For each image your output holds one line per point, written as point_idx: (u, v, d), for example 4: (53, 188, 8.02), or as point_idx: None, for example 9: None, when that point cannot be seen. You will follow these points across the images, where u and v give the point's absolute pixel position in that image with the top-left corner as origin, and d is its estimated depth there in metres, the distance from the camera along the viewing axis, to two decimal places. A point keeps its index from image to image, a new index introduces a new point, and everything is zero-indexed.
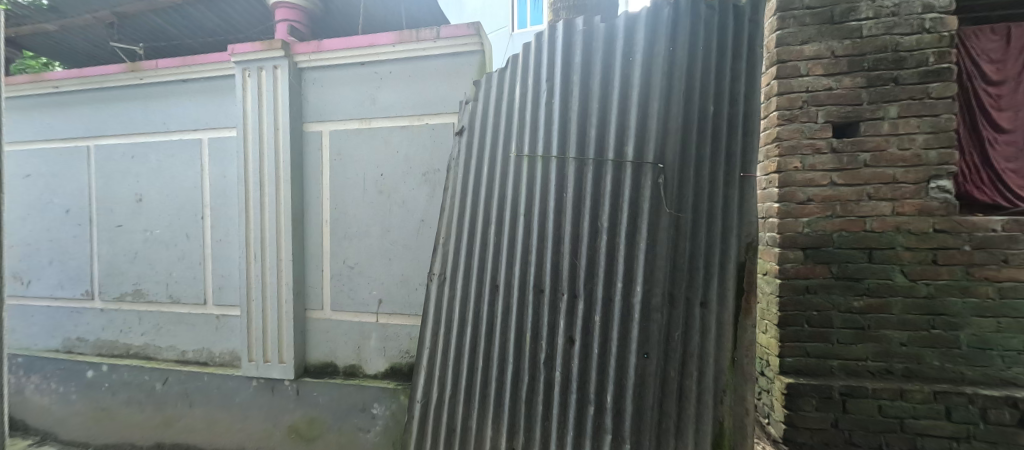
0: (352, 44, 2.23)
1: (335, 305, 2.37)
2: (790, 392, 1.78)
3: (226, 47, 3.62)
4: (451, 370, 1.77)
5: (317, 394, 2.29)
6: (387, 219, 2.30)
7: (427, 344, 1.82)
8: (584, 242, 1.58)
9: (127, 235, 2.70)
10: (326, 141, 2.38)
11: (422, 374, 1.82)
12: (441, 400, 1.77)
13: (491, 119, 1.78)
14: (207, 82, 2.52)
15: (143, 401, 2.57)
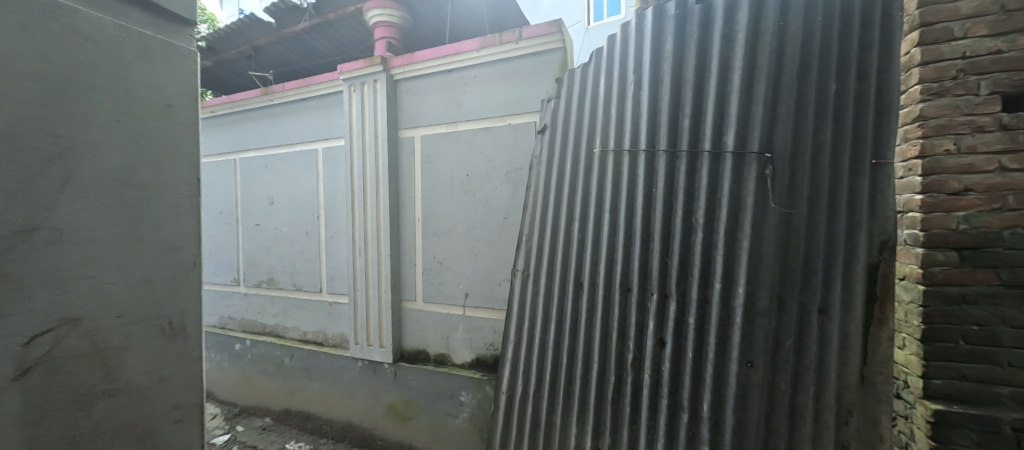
0: (440, 53, 2.40)
1: (426, 297, 2.56)
2: (952, 433, 1.05)
3: (332, 67, 4.11)
4: (536, 364, 1.80)
5: (411, 378, 2.50)
6: (472, 217, 2.42)
7: (511, 337, 1.89)
8: (677, 240, 1.49)
9: (262, 233, 3.22)
10: (417, 146, 2.58)
11: (507, 366, 1.88)
12: (525, 392, 1.82)
13: (573, 116, 1.77)
14: (321, 99, 2.90)
15: (274, 372, 3.04)
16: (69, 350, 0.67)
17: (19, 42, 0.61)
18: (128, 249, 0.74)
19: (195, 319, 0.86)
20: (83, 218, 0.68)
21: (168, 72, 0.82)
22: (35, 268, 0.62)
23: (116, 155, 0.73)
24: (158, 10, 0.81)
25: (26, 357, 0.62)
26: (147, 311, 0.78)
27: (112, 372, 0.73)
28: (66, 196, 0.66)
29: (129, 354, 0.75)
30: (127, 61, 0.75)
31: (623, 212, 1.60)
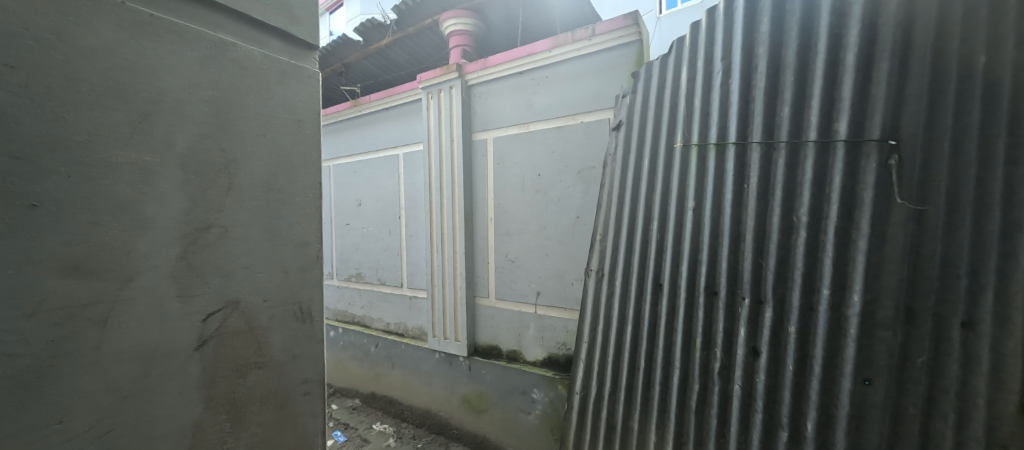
0: (513, 56, 2.46)
1: (499, 294, 2.64)
2: None
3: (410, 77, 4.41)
4: (612, 365, 1.81)
5: (485, 373, 2.59)
6: (544, 217, 2.44)
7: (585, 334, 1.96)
8: (773, 240, 1.38)
9: (352, 231, 3.57)
10: (490, 148, 2.66)
11: (581, 368, 1.94)
12: (600, 391, 1.85)
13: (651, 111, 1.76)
14: (402, 108, 3.13)
15: (362, 358, 3.36)
16: (231, 327, 0.81)
17: (198, 75, 0.76)
18: (270, 243, 0.87)
19: (320, 304, 0.98)
20: (242, 218, 0.82)
21: (299, 92, 0.93)
22: (210, 259, 0.77)
23: (263, 165, 0.86)
24: (295, 41, 0.94)
25: (203, 331, 0.77)
26: (285, 298, 0.91)
27: (260, 348, 0.86)
28: (229, 199, 0.80)
29: (273, 333, 0.88)
30: (270, 85, 0.87)
31: (709, 210, 1.52)
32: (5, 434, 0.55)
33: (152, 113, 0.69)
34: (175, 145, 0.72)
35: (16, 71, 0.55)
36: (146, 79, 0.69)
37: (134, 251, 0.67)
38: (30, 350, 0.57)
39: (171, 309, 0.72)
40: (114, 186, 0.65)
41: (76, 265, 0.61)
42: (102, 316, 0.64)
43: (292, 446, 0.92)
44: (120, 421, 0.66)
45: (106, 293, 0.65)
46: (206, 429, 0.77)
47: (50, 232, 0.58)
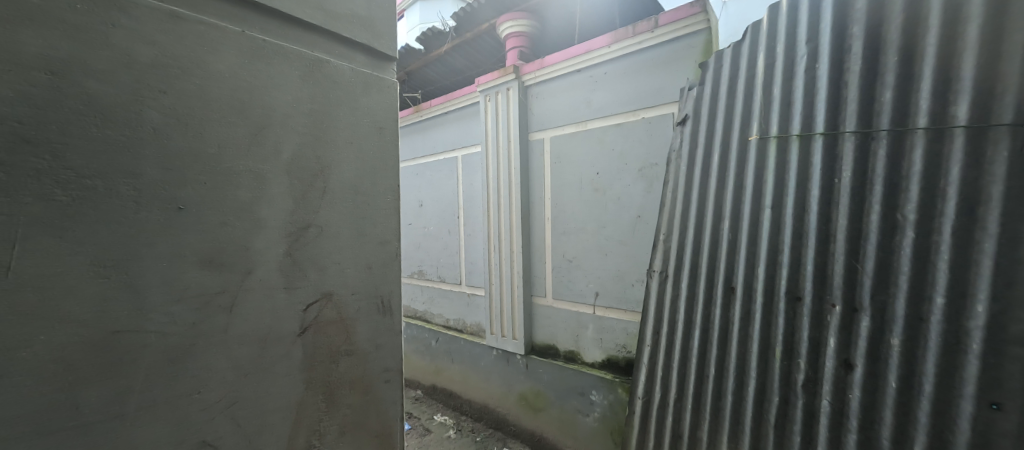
0: (571, 54, 2.48)
1: (556, 294, 2.65)
2: None
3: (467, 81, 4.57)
4: (679, 370, 1.76)
5: (543, 371, 2.64)
6: (603, 216, 2.40)
7: (650, 337, 1.93)
8: (871, 241, 1.25)
9: (414, 230, 3.76)
10: (547, 148, 2.67)
11: (644, 375, 1.93)
12: (666, 397, 1.82)
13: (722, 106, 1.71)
14: (461, 111, 3.25)
15: (424, 352, 3.54)
16: (325, 316, 0.90)
17: (299, 90, 0.85)
18: (357, 241, 0.95)
19: (399, 298, 1.05)
20: (334, 218, 0.91)
21: (381, 101, 1.01)
22: (309, 255, 0.86)
23: (351, 169, 0.94)
24: (377, 54, 1.02)
25: (304, 319, 0.86)
26: (370, 291, 0.98)
27: (349, 337, 0.94)
28: (324, 201, 0.88)
29: (359, 324, 0.96)
30: (356, 96, 0.95)
31: (790, 208, 1.43)
32: (160, 398, 0.67)
33: (264, 127, 0.79)
34: (282, 154, 0.82)
35: (166, 95, 0.67)
36: (260, 97, 0.79)
37: (251, 247, 0.77)
38: (177, 329, 0.69)
39: (278, 299, 0.81)
40: (236, 191, 0.75)
41: (209, 259, 0.72)
42: (227, 304, 0.75)
43: (377, 429, 1.00)
44: (241, 395, 0.76)
45: (231, 283, 0.75)
46: (306, 407, 0.87)
47: (191, 230, 0.70)
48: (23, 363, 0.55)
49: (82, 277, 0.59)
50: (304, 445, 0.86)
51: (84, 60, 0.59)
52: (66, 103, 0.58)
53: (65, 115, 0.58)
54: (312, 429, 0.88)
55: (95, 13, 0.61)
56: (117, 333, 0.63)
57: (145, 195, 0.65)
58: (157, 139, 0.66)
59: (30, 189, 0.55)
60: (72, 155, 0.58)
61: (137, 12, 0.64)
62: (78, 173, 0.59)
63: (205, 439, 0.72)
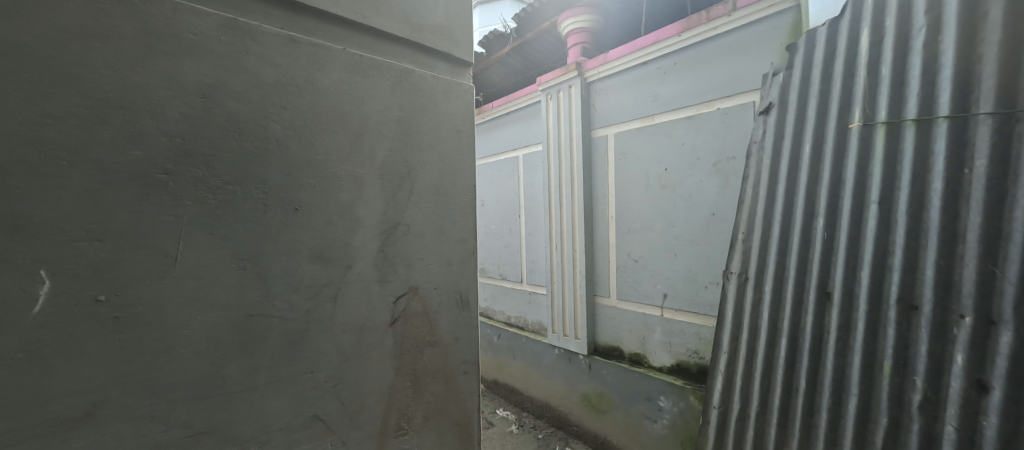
0: (636, 47, 2.72)
1: (620, 295, 2.94)
2: None
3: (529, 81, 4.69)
4: (779, 379, 1.85)
5: (607, 373, 2.93)
6: (673, 212, 2.61)
7: (744, 344, 2.03)
8: (1015, 247, 1.25)
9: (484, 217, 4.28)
10: (611, 144, 2.96)
11: (738, 389, 2.02)
12: (764, 406, 1.90)
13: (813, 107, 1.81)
14: (521, 111, 3.71)
15: (490, 346, 4.05)
16: (411, 308, 0.96)
17: (389, 99, 0.92)
18: (438, 239, 1.01)
19: (476, 293, 1.10)
20: (419, 217, 0.97)
21: (459, 105, 1.06)
22: (399, 251, 0.93)
23: (435, 170, 1.00)
24: (455, 61, 1.07)
25: (394, 310, 0.93)
26: (450, 286, 1.04)
27: (432, 329, 1.00)
28: (411, 202, 0.95)
29: (441, 316, 1.02)
30: (437, 102, 1.01)
31: (901, 214, 1.49)
32: (284, 374, 0.77)
33: (362, 134, 0.87)
34: (376, 159, 0.89)
35: (286, 110, 0.77)
36: (357, 108, 0.87)
37: (351, 244, 0.85)
38: (295, 315, 0.78)
39: (373, 291, 0.89)
40: (339, 193, 0.84)
41: (319, 254, 0.81)
42: (332, 294, 0.83)
43: (456, 418, 1.06)
44: (344, 377, 0.85)
45: (336, 275, 0.84)
46: (397, 392, 0.94)
47: (304, 228, 0.79)
48: (186, 338, 0.67)
49: (225, 267, 0.70)
50: (394, 427, 0.93)
51: (226, 83, 0.71)
52: (214, 121, 0.69)
53: (214, 132, 0.69)
54: (401, 413, 0.94)
55: (233, 43, 0.72)
56: (250, 317, 0.73)
57: (271, 197, 0.75)
58: (279, 149, 0.76)
59: (190, 194, 0.67)
60: (219, 165, 0.70)
61: (263, 39, 0.75)
62: (223, 180, 0.70)
63: (317, 413, 0.81)
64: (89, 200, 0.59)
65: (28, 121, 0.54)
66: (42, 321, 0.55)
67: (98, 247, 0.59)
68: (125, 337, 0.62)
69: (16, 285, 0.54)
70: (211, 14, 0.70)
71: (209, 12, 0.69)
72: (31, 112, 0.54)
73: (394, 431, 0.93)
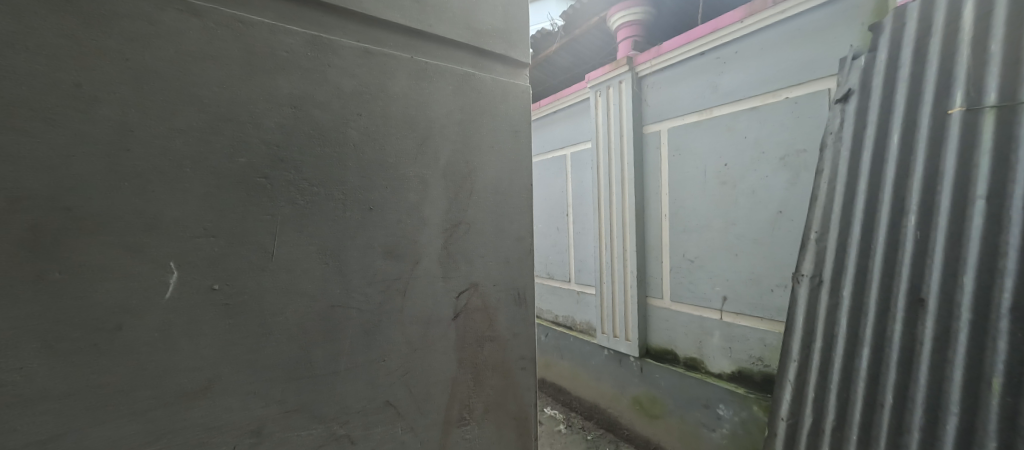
0: (691, 38, 2.80)
1: (674, 296, 3.02)
2: None
3: (576, 78, 4.71)
4: (859, 391, 1.90)
5: (660, 377, 3.01)
6: (732, 208, 2.66)
7: (817, 354, 2.09)
8: None
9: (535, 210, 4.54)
10: (664, 140, 3.06)
11: (810, 401, 2.08)
12: (842, 420, 1.95)
13: (903, 95, 1.86)
14: (570, 109, 3.94)
15: (540, 345, 4.28)
16: (472, 303, 0.99)
17: (451, 101, 0.96)
18: (497, 236, 1.03)
19: (533, 290, 1.11)
20: (479, 216, 1.00)
21: (516, 107, 1.08)
22: (462, 248, 0.97)
23: (494, 170, 1.03)
24: (511, 62, 1.10)
25: (456, 305, 0.97)
26: (509, 283, 1.06)
27: (492, 324, 1.03)
28: (472, 201, 0.99)
29: (500, 312, 1.05)
30: (496, 104, 1.04)
31: (1015, 211, 1.52)
32: (361, 361, 0.83)
33: (427, 137, 0.92)
34: (439, 160, 0.93)
35: (361, 117, 0.83)
36: (423, 113, 0.91)
37: (418, 241, 0.90)
38: (370, 307, 0.84)
39: (438, 286, 0.94)
40: (407, 194, 0.89)
41: (389, 250, 0.87)
42: (401, 288, 0.88)
43: (515, 412, 1.08)
44: (412, 367, 0.90)
45: (405, 271, 0.89)
46: (460, 384, 0.98)
47: (378, 227, 0.85)
48: (281, 324, 0.75)
49: (312, 262, 0.78)
50: (457, 417, 0.97)
51: (313, 95, 0.78)
52: (303, 129, 0.76)
53: (302, 139, 0.76)
54: (463, 404, 0.98)
55: (318, 57, 0.79)
56: (332, 307, 0.80)
57: (348, 197, 0.81)
58: (356, 153, 0.82)
59: (284, 195, 0.74)
60: (306, 169, 0.77)
61: (343, 52, 0.81)
62: (310, 183, 0.77)
63: (389, 399, 0.87)
64: (205, 203, 0.67)
65: (159, 134, 0.64)
66: (172, 305, 0.65)
67: (213, 242, 0.68)
68: (234, 321, 0.70)
69: (151, 274, 0.64)
70: (300, 32, 0.77)
71: (298, 30, 0.77)
72: (161, 127, 0.64)
73: (457, 421, 0.97)
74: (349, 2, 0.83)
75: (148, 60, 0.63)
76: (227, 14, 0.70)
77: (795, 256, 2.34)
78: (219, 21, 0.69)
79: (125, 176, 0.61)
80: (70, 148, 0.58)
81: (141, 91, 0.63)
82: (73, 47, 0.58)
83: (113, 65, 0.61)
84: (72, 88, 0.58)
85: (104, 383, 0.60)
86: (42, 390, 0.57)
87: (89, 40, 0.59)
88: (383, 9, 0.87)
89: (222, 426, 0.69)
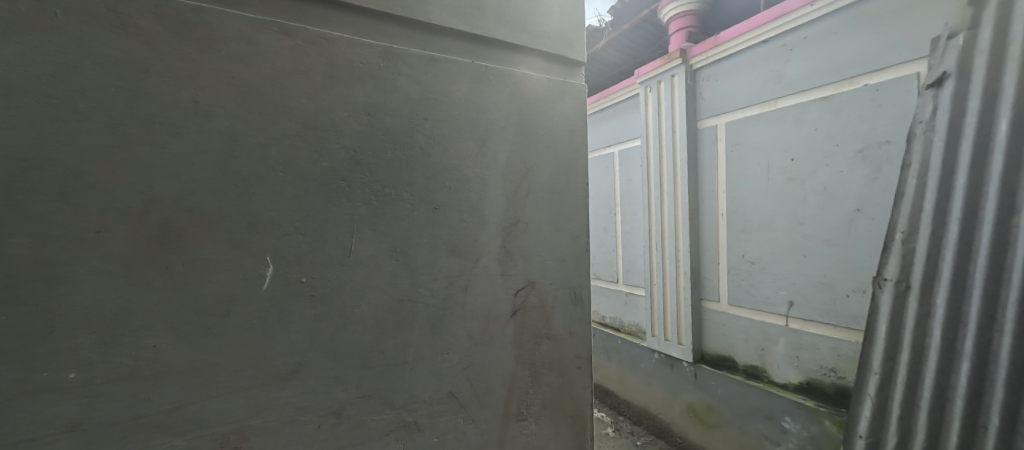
0: (753, 26, 2.65)
1: (732, 300, 2.88)
2: None
3: (625, 74, 4.61)
4: (958, 411, 1.71)
5: (716, 384, 2.88)
6: (799, 206, 2.48)
7: (902, 367, 1.89)
8: None
9: None
10: (721, 135, 2.93)
11: (894, 418, 1.90)
12: (935, 441, 1.77)
13: (1012, 76, 1.63)
14: (618, 107, 3.88)
15: None
16: (529, 301, 1.01)
17: (509, 103, 0.98)
18: (554, 235, 1.05)
19: (589, 290, 1.11)
20: (537, 215, 1.02)
21: (572, 106, 1.08)
22: (521, 247, 0.99)
23: (552, 169, 1.04)
24: (567, 62, 1.10)
25: (515, 302, 0.99)
26: (565, 281, 1.07)
27: (548, 322, 1.04)
28: (529, 200, 1.00)
29: (556, 311, 1.06)
30: (553, 104, 1.05)
31: None
32: (428, 353, 0.88)
33: (487, 139, 0.95)
34: (499, 160, 0.96)
35: (427, 122, 0.88)
36: (483, 116, 0.94)
37: (478, 240, 0.94)
38: (435, 301, 0.89)
39: (497, 283, 0.96)
40: (469, 194, 0.92)
41: (452, 248, 0.90)
42: (463, 284, 0.92)
43: (571, 411, 1.08)
44: (473, 361, 0.94)
45: (466, 268, 0.92)
46: (518, 380, 1.00)
47: (441, 225, 0.89)
48: (358, 316, 0.81)
49: (385, 258, 0.83)
50: (515, 412, 0.99)
51: (384, 102, 0.83)
52: (377, 134, 0.82)
53: (376, 144, 0.82)
54: (521, 400, 1.00)
55: (390, 67, 0.84)
56: (401, 301, 0.85)
57: (415, 197, 0.86)
58: (422, 157, 0.87)
59: (361, 197, 0.80)
60: (379, 172, 0.82)
61: (411, 60, 0.86)
62: (382, 184, 0.83)
63: (453, 391, 0.91)
64: (296, 203, 0.75)
65: (257, 142, 0.71)
66: (268, 295, 0.73)
67: (301, 239, 0.75)
68: (318, 311, 0.77)
69: (253, 267, 0.72)
70: (373, 44, 0.83)
71: (371, 43, 0.83)
72: (260, 136, 0.72)
73: (516, 416, 0.99)
74: (417, 13, 0.88)
75: (250, 77, 0.71)
76: (313, 32, 0.77)
77: (876, 258, 2.13)
78: (306, 38, 0.76)
79: (232, 181, 0.69)
80: (190, 157, 0.66)
81: (243, 104, 0.70)
82: (191, 69, 0.67)
83: (222, 83, 0.69)
84: (191, 105, 0.67)
85: (216, 362, 0.69)
86: (169, 365, 0.66)
87: (205, 62, 0.68)
88: (446, 17, 0.91)
89: (310, 406, 0.76)
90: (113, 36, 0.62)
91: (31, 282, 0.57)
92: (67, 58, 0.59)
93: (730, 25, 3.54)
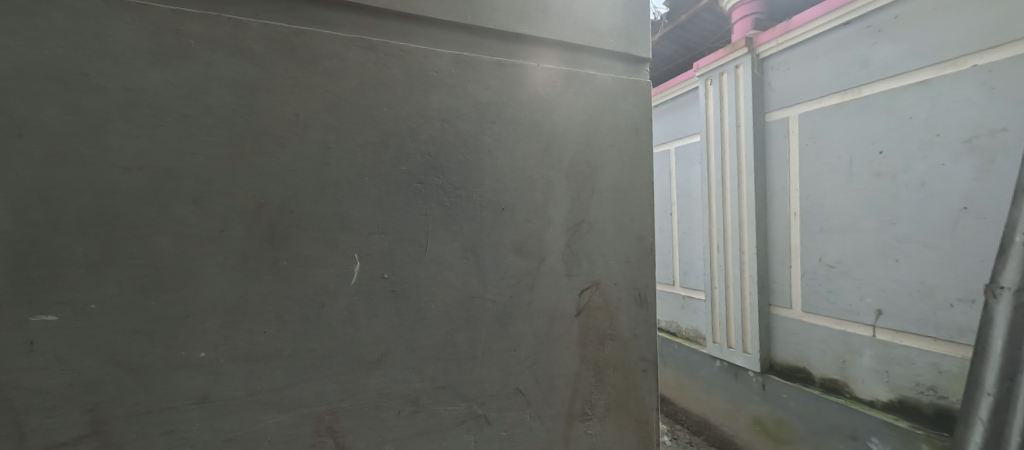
0: (831, 8, 2.44)
1: (807, 306, 2.67)
2: None
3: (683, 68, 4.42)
4: None
5: (787, 397, 2.68)
6: (888, 204, 2.24)
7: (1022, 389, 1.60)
8: None
9: None
10: (793, 127, 2.73)
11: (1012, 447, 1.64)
12: None
13: None
14: (676, 102, 3.74)
15: None
16: (593, 301, 1.01)
17: (574, 104, 0.99)
18: (618, 234, 1.04)
19: (654, 291, 1.08)
20: (602, 216, 1.01)
21: (637, 103, 1.06)
22: (585, 247, 0.99)
23: (617, 169, 1.03)
24: (633, 59, 1.09)
25: (580, 302, 0.99)
26: (630, 282, 1.05)
27: (613, 323, 1.03)
28: (594, 200, 1.00)
29: (621, 312, 1.04)
30: (617, 102, 1.04)
31: None
32: (497, 348, 0.91)
33: (553, 140, 0.96)
34: (563, 160, 0.97)
35: (494, 125, 0.90)
36: (548, 118, 0.96)
37: (543, 240, 0.95)
38: (503, 299, 0.92)
39: (562, 282, 0.97)
40: (535, 194, 0.94)
41: (519, 247, 0.93)
42: (529, 283, 0.94)
43: (636, 415, 1.06)
44: (539, 359, 0.95)
45: (532, 267, 0.94)
46: (582, 380, 1.00)
47: (508, 225, 0.92)
48: (433, 311, 0.86)
49: (456, 257, 0.87)
50: (581, 411, 1.00)
51: (456, 108, 0.87)
52: (449, 140, 0.86)
53: (448, 148, 0.86)
54: (586, 399, 1.00)
55: (461, 74, 0.88)
56: (472, 298, 0.89)
57: (484, 198, 0.89)
58: (490, 159, 0.90)
59: (435, 199, 0.85)
60: (451, 174, 0.86)
61: (482, 66, 0.90)
62: (455, 186, 0.87)
63: (519, 386, 0.93)
64: (379, 205, 0.81)
65: (348, 149, 0.78)
66: (355, 289, 0.79)
67: (382, 238, 0.81)
68: (398, 305, 0.82)
69: (343, 263, 0.78)
70: (446, 54, 0.87)
71: (445, 52, 0.87)
72: (350, 144, 0.79)
73: (581, 415, 1.00)
74: (486, 21, 0.91)
75: (341, 90, 0.78)
76: (394, 45, 0.83)
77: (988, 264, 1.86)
78: (388, 52, 0.82)
79: (325, 185, 0.77)
80: (292, 164, 0.74)
81: (335, 115, 0.77)
82: (293, 86, 0.75)
83: (318, 97, 0.77)
84: (293, 117, 0.75)
85: (314, 348, 0.76)
86: (276, 350, 0.74)
87: (305, 80, 0.76)
88: (513, 23, 0.93)
89: (391, 393, 0.82)
90: (234, 61, 0.71)
91: (170, 274, 0.67)
92: (200, 81, 0.69)
93: (802, 8, 3.26)
